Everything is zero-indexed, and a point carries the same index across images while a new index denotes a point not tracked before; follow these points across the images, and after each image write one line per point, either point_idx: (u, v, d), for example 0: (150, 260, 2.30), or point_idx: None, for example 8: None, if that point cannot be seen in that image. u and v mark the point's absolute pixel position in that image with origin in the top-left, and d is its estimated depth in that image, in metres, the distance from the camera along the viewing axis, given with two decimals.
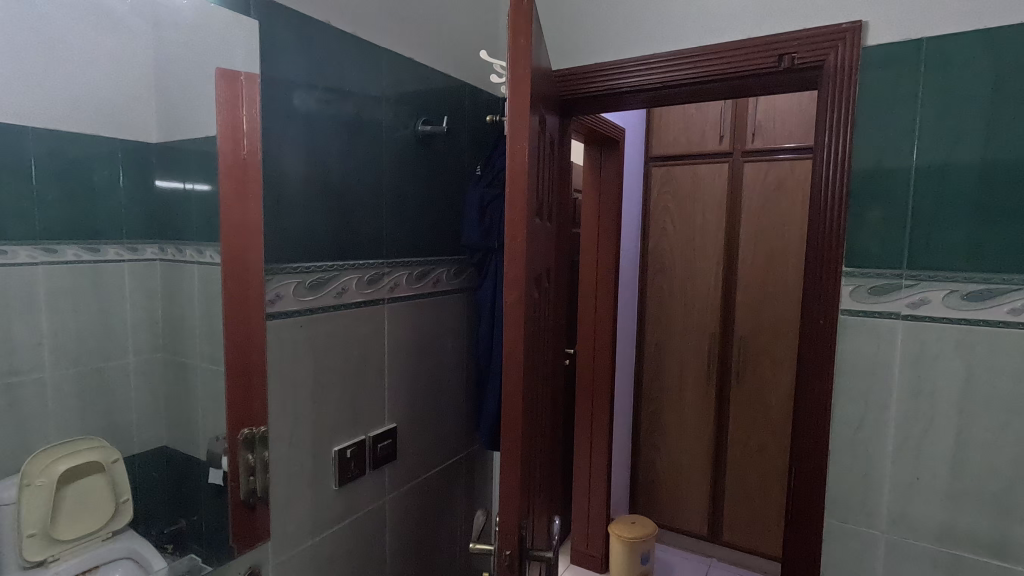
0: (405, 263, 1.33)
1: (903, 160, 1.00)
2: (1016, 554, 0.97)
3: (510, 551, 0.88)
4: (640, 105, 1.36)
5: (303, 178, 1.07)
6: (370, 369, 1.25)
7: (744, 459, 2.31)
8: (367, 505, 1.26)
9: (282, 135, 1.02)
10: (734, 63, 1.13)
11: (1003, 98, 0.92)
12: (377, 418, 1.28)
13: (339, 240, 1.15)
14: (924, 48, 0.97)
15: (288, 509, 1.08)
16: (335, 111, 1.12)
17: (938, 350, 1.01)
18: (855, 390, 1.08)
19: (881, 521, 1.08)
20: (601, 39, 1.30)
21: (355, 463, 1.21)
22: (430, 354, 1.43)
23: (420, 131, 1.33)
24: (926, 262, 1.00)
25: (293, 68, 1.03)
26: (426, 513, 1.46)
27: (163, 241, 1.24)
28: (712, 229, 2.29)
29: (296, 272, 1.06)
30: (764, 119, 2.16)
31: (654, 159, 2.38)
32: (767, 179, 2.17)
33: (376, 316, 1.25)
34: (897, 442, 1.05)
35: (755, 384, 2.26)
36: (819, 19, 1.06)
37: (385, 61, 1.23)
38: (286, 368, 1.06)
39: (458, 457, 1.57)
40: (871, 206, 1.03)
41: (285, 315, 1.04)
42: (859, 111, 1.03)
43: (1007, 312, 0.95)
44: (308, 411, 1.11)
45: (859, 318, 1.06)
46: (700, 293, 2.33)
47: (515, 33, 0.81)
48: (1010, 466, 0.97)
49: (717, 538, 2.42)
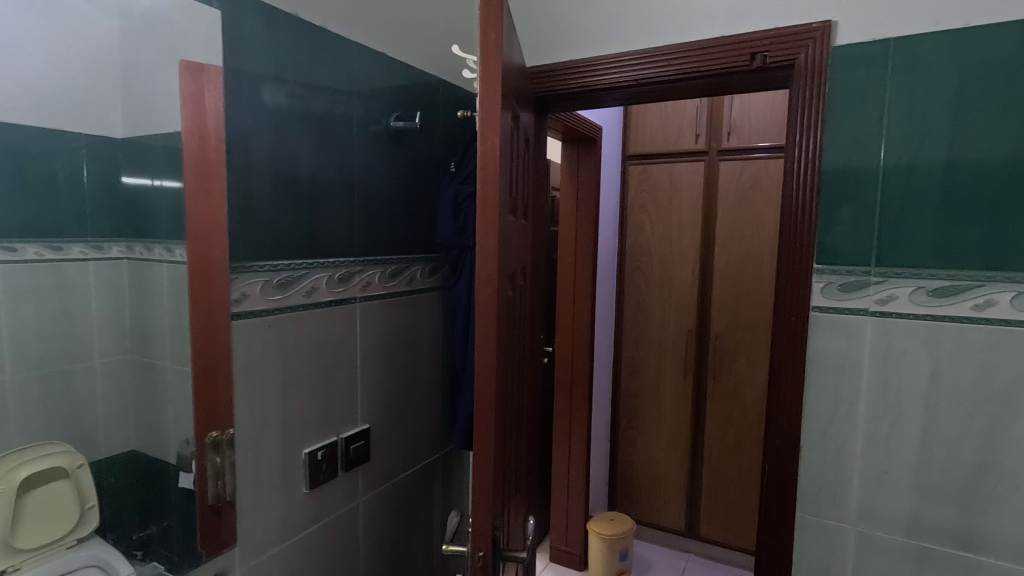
0: (377, 262, 1.31)
1: (871, 158, 1.01)
2: (980, 545, 1.00)
3: (483, 553, 0.87)
4: (617, 102, 1.35)
5: (271, 173, 1.04)
6: (342, 370, 1.22)
7: (721, 455, 2.33)
8: (339, 508, 1.24)
9: (249, 130, 1.00)
10: (707, 62, 1.14)
11: (967, 99, 0.94)
12: (349, 419, 1.25)
13: (310, 238, 1.12)
14: (891, 48, 0.98)
15: (258, 515, 1.06)
16: (304, 106, 1.10)
17: (905, 347, 1.02)
18: (825, 386, 1.09)
19: (850, 515, 1.09)
20: (576, 36, 1.29)
21: (327, 465, 1.19)
22: (404, 354, 1.41)
23: (392, 127, 1.31)
24: (894, 259, 1.02)
25: (260, 61, 1.01)
26: (400, 515, 1.44)
27: (130, 239, 1.24)
28: (688, 227, 2.30)
29: (263, 271, 1.03)
30: (738, 119, 2.18)
31: (631, 158, 2.39)
32: (742, 178, 2.19)
33: (348, 315, 1.23)
34: (866, 436, 1.07)
35: (731, 380, 2.28)
36: (790, 18, 1.06)
37: (357, 55, 1.21)
38: (254, 369, 1.03)
39: (433, 457, 1.56)
40: (841, 204, 1.04)
41: (252, 315, 1.01)
42: (829, 110, 1.04)
43: (970, 308, 0.97)
44: (277, 413, 1.08)
45: (830, 314, 1.08)
46: (677, 290, 2.34)
47: (486, 27, 0.80)
48: (974, 459, 0.99)
49: (695, 534, 2.44)
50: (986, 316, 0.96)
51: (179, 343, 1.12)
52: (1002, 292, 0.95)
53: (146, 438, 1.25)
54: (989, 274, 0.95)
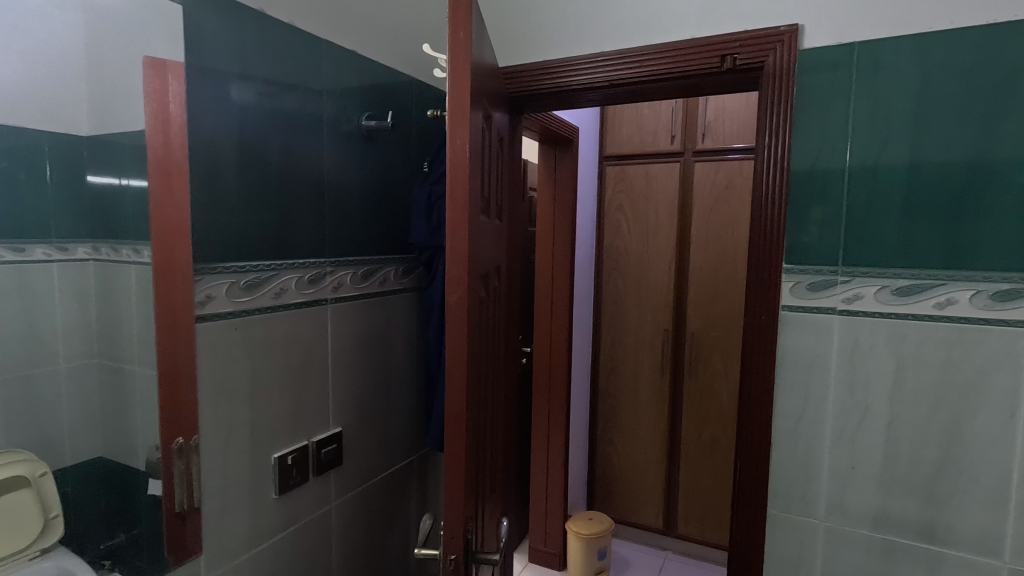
0: (349, 262, 1.29)
1: (837, 160, 1.03)
2: (943, 538, 1.02)
3: (455, 556, 0.86)
4: (593, 103, 1.36)
5: (238, 173, 1.02)
6: (313, 372, 1.21)
7: (697, 453, 2.36)
8: (311, 513, 1.22)
9: (215, 128, 0.97)
10: (679, 63, 1.14)
11: (927, 102, 0.97)
12: (320, 422, 1.24)
13: (278, 238, 1.10)
14: (856, 52, 1.00)
15: (223, 521, 1.03)
16: (273, 104, 1.08)
17: (871, 344, 1.05)
18: (794, 384, 1.11)
19: (819, 510, 1.11)
20: (549, 36, 1.28)
21: (297, 469, 1.17)
22: (378, 355, 1.40)
23: (364, 126, 1.29)
24: (860, 259, 1.04)
25: (225, 58, 0.98)
26: (373, 519, 1.42)
27: (97, 241, 1.20)
28: (664, 227, 2.32)
29: (230, 271, 1.01)
30: (713, 120, 2.21)
31: (608, 158, 2.41)
32: (717, 178, 2.21)
33: (319, 316, 1.21)
34: (834, 433, 1.08)
35: (707, 378, 2.30)
36: (758, 22, 1.08)
37: (326, 53, 1.19)
38: (220, 373, 1.01)
39: (408, 459, 1.54)
40: (809, 205, 1.06)
41: (218, 317, 0.99)
42: (797, 112, 1.05)
43: (933, 307, 0.99)
44: (244, 417, 1.06)
45: (799, 313, 1.09)
46: (654, 290, 2.36)
47: (455, 27, 0.79)
48: (937, 453, 1.01)
49: (672, 531, 2.46)
50: (947, 314, 0.99)
51: (145, 346, 1.09)
52: (962, 290, 0.97)
53: (113, 445, 1.22)
54: (950, 273, 0.98)
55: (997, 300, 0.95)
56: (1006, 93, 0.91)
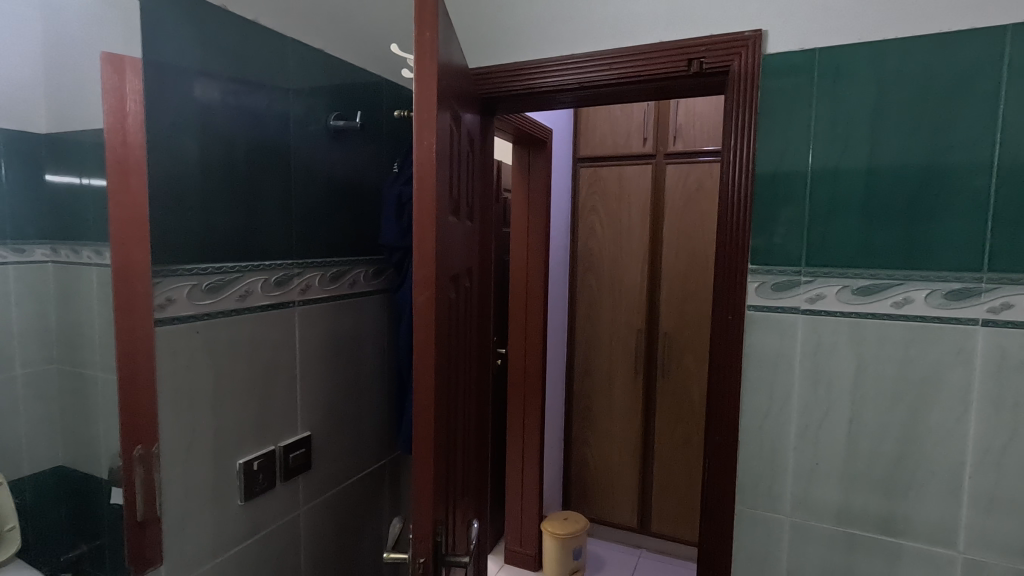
0: (318, 263, 1.28)
1: (799, 163, 1.06)
2: (902, 529, 1.05)
3: (424, 559, 0.86)
4: (565, 105, 1.37)
5: (200, 172, 1.00)
6: (280, 376, 1.19)
7: (671, 451, 2.38)
8: (278, 519, 1.20)
9: (176, 127, 0.95)
10: (648, 66, 1.15)
11: (884, 108, 1.00)
12: (288, 426, 1.22)
13: (243, 240, 1.08)
14: (816, 58, 1.03)
15: (185, 530, 1.00)
16: (237, 102, 1.06)
17: (833, 343, 1.07)
18: (760, 382, 1.13)
19: (784, 506, 1.13)
20: (519, 37, 1.28)
21: (264, 475, 1.15)
22: (348, 357, 1.38)
23: (332, 126, 1.28)
24: (821, 260, 1.06)
25: (186, 56, 0.96)
26: (344, 524, 1.40)
27: (56, 242, 1.15)
28: (637, 228, 2.35)
29: (191, 274, 0.98)
30: (684, 123, 2.24)
31: (581, 160, 2.42)
32: (688, 180, 2.25)
33: (286, 319, 1.19)
34: (799, 430, 1.11)
35: (679, 377, 2.33)
36: (723, 26, 1.09)
37: (293, 51, 1.18)
38: (182, 379, 0.98)
39: (380, 462, 1.53)
40: (774, 207, 1.08)
41: (179, 321, 0.97)
42: (760, 115, 1.08)
43: (891, 305, 1.02)
44: (208, 423, 1.03)
45: (763, 312, 1.11)
46: (627, 290, 2.38)
47: (421, 27, 0.79)
48: (896, 448, 1.04)
49: (647, 529, 2.48)
50: (904, 313, 1.02)
51: (105, 351, 1.06)
52: (918, 289, 1.00)
53: (73, 454, 1.17)
54: (906, 273, 1.01)
55: (950, 299, 0.99)
56: (958, 99, 0.95)
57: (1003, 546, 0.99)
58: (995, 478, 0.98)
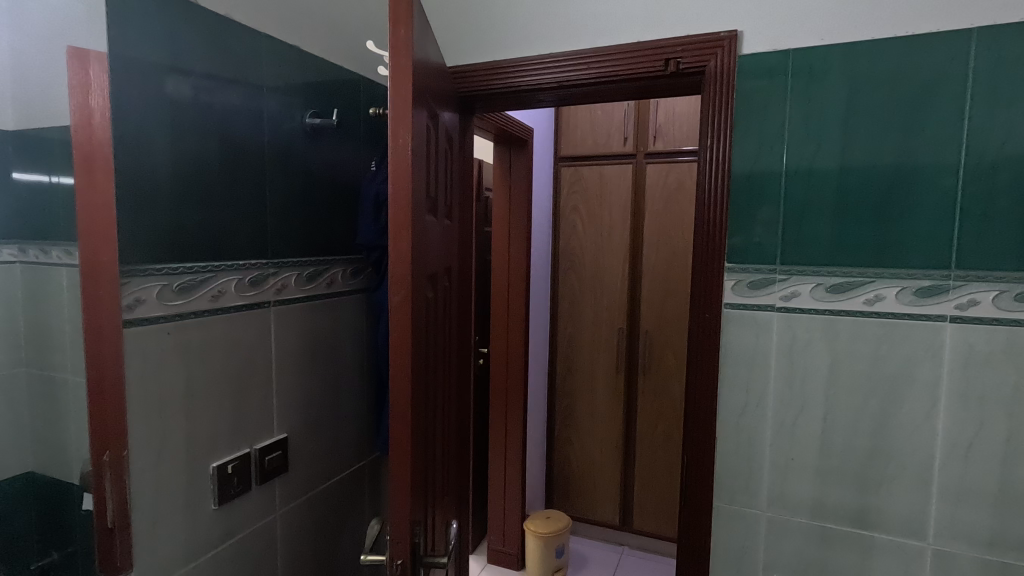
0: (294, 263, 1.26)
1: (774, 163, 1.07)
2: (875, 522, 1.07)
3: (401, 560, 0.85)
4: (545, 104, 1.36)
5: (170, 170, 0.98)
6: (255, 377, 1.17)
7: (652, 449, 2.40)
8: (254, 522, 1.18)
9: (146, 124, 0.93)
10: (625, 66, 1.16)
11: (856, 109, 1.01)
12: (264, 429, 1.20)
13: (215, 239, 1.06)
14: (790, 58, 1.04)
15: (157, 535, 0.98)
16: (209, 99, 1.04)
17: (807, 340, 1.09)
18: (737, 379, 1.14)
19: (761, 501, 1.15)
20: (496, 36, 1.28)
21: (238, 478, 1.13)
22: (326, 358, 1.36)
23: (308, 124, 1.26)
24: (796, 258, 1.08)
25: (156, 51, 0.94)
26: (322, 526, 1.39)
27: (25, 241, 1.09)
28: (618, 227, 2.36)
29: (161, 273, 0.96)
30: (663, 123, 2.26)
31: (563, 159, 2.43)
32: (668, 180, 2.27)
33: (261, 319, 1.17)
34: (774, 426, 1.12)
35: (659, 375, 2.35)
36: (699, 27, 1.10)
37: (267, 48, 1.16)
38: (152, 381, 0.96)
39: (360, 464, 1.52)
40: (750, 206, 1.09)
41: (148, 322, 0.95)
42: (736, 115, 1.09)
43: (863, 303, 1.04)
44: (180, 425, 1.01)
45: (740, 310, 1.13)
46: (608, 288, 2.39)
47: (395, 24, 0.79)
48: (868, 442, 1.06)
49: (629, 526, 2.49)
50: (876, 310, 1.04)
51: (75, 354, 1.03)
52: (889, 287, 1.02)
53: (42, 460, 1.14)
54: (877, 271, 1.03)
55: (920, 296, 1.01)
56: (925, 100, 0.97)
57: (970, 537, 1.01)
58: (962, 470, 1.01)
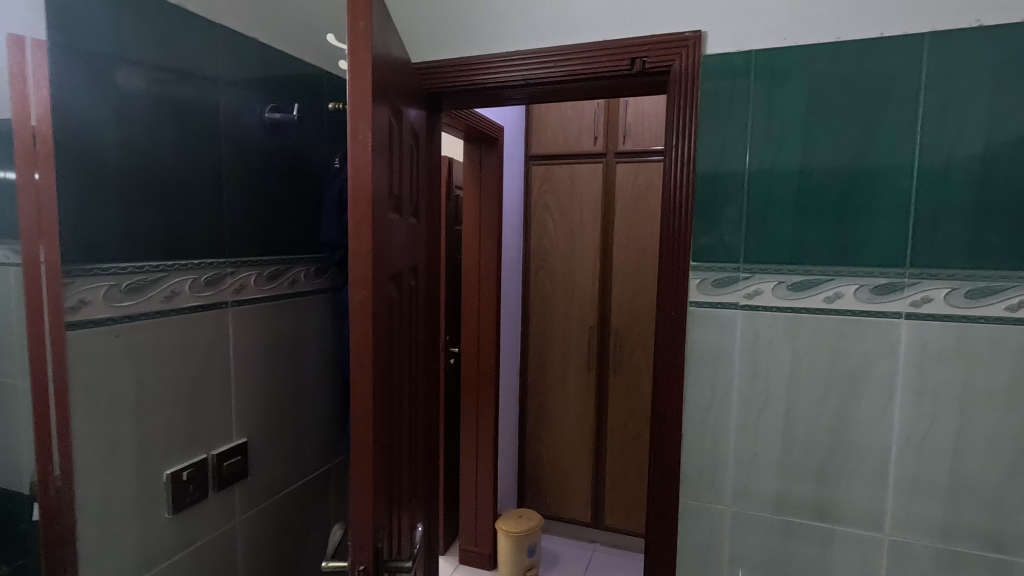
0: (253, 262, 1.22)
1: (737, 163, 1.08)
2: (835, 515, 1.10)
3: (364, 566, 0.84)
4: (516, 101, 1.35)
5: (119, 164, 0.93)
6: (212, 381, 1.13)
7: (623, 446, 2.42)
8: (212, 530, 1.14)
9: (93, 117, 0.89)
10: (592, 64, 1.16)
11: (816, 110, 1.03)
12: (222, 433, 1.16)
13: (168, 238, 1.02)
14: (753, 59, 1.06)
15: (106, 546, 0.94)
16: (163, 92, 1.00)
17: (769, 337, 1.11)
18: (702, 377, 1.15)
19: (725, 497, 1.16)
20: (463, 32, 1.26)
21: (194, 485, 1.09)
22: (289, 359, 1.33)
23: (268, 119, 1.22)
24: (758, 257, 1.09)
25: (102, 39, 0.90)
26: (286, 531, 1.35)
27: None
28: (589, 226, 2.37)
29: (109, 273, 0.92)
30: (633, 123, 2.28)
31: (533, 158, 2.43)
32: (638, 179, 2.29)
33: (218, 320, 1.13)
34: (738, 422, 1.14)
35: (630, 373, 2.37)
36: (664, 26, 1.11)
37: (222, 39, 1.12)
38: (98, 386, 0.92)
39: (325, 467, 1.49)
40: (714, 206, 1.11)
41: (95, 324, 0.90)
42: (701, 115, 1.10)
43: (823, 300, 1.06)
44: (130, 432, 0.97)
45: (704, 308, 1.14)
46: (579, 287, 2.40)
47: (354, 17, 0.77)
48: (828, 437, 1.09)
49: (600, 523, 2.51)
50: (835, 307, 1.06)
51: None
52: (848, 285, 1.05)
53: None
54: (837, 269, 1.05)
55: (877, 294, 1.03)
56: (881, 103, 0.99)
57: (924, 527, 1.04)
58: (916, 463, 1.04)
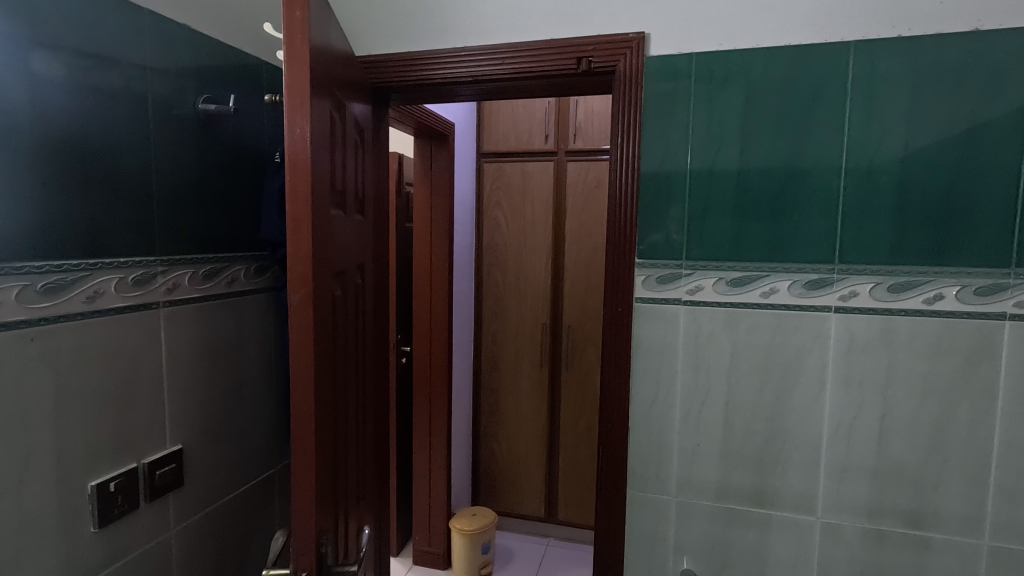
0: (187, 260, 1.17)
1: (679, 163, 1.11)
2: (772, 501, 1.15)
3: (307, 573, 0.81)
4: (465, 99, 1.34)
5: (34, 154, 0.87)
6: (142, 386, 1.07)
7: (574, 442, 2.46)
8: (145, 543, 1.09)
9: (5, 104, 0.82)
10: (538, 62, 1.16)
11: (752, 113, 1.07)
12: (154, 440, 1.10)
13: (91, 234, 0.96)
14: (692, 62, 1.09)
15: (22, 564, 0.88)
16: (86, 80, 0.94)
17: (710, 331, 1.14)
18: (648, 370, 1.18)
19: (671, 487, 1.19)
20: (409, 26, 1.24)
21: (124, 496, 1.03)
22: (227, 361, 1.28)
23: (201, 110, 1.17)
24: (699, 254, 1.13)
25: (14, 20, 0.83)
26: (226, 540, 1.30)
27: None
28: (541, 223, 2.38)
29: (23, 272, 0.86)
30: (583, 121, 2.31)
31: (485, 155, 2.42)
32: (587, 178, 2.32)
33: (147, 321, 1.08)
34: (682, 414, 1.17)
35: (581, 369, 2.41)
36: (608, 27, 1.12)
37: (151, 25, 1.06)
38: (12, 394, 0.85)
39: (268, 472, 1.44)
40: (658, 204, 1.13)
41: (7, 327, 0.84)
42: (644, 115, 1.12)
43: (760, 295, 1.11)
44: (48, 441, 0.91)
45: (649, 304, 1.16)
46: (532, 284, 2.41)
47: (290, 6, 0.74)
48: (765, 426, 1.13)
49: (553, 518, 2.54)
50: (771, 302, 1.11)
51: None
52: (782, 280, 1.09)
53: None
54: (771, 265, 1.09)
55: (809, 288, 1.08)
56: (811, 106, 1.04)
57: (851, 508, 1.11)
58: (844, 448, 1.10)
